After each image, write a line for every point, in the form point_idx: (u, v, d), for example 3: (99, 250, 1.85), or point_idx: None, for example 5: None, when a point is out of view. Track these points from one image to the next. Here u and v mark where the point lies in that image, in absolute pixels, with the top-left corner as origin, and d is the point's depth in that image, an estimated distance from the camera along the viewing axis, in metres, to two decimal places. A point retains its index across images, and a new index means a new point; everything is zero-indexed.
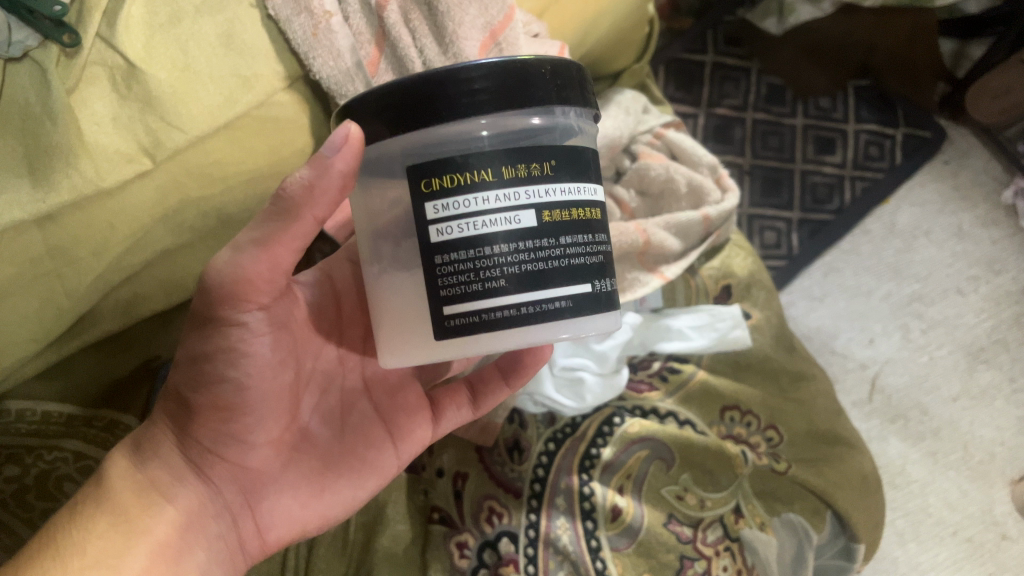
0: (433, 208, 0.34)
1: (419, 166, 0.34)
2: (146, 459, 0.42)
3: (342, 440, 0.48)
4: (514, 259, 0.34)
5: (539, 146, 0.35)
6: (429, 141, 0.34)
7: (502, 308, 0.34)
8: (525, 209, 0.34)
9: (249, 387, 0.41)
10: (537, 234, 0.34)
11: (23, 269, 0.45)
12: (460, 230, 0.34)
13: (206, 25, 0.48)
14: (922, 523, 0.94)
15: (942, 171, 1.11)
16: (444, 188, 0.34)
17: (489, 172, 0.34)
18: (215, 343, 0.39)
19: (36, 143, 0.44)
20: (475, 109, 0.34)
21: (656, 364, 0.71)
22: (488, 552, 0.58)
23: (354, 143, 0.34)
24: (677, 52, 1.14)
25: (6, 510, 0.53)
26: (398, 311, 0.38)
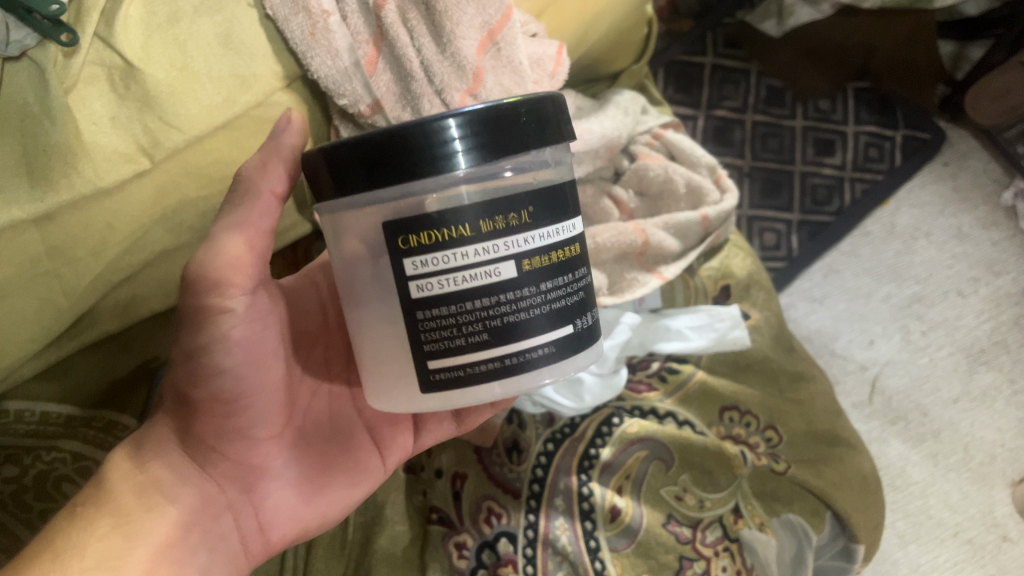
0: (412, 264, 0.33)
1: (394, 221, 0.33)
2: (145, 459, 0.42)
3: (336, 440, 0.48)
4: (496, 312, 0.33)
5: (516, 194, 0.33)
6: (406, 194, 0.33)
7: (485, 361, 0.34)
8: (505, 261, 0.33)
9: (245, 379, 0.42)
10: (518, 285, 0.33)
11: (22, 269, 0.45)
12: (440, 286, 0.33)
13: (204, 25, 0.47)
14: (922, 525, 0.94)
15: (942, 173, 1.11)
16: (421, 245, 0.33)
17: (467, 226, 0.32)
18: (211, 336, 0.40)
19: (35, 143, 0.43)
20: (452, 162, 0.32)
21: (655, 364, 0.71)
22: (487, 552, 0.58)
23: (296, 121, 0.42)
24: (677, 54, 1.14)
25: (7, 511, 0.54)
26: (379, 356, 0.37)
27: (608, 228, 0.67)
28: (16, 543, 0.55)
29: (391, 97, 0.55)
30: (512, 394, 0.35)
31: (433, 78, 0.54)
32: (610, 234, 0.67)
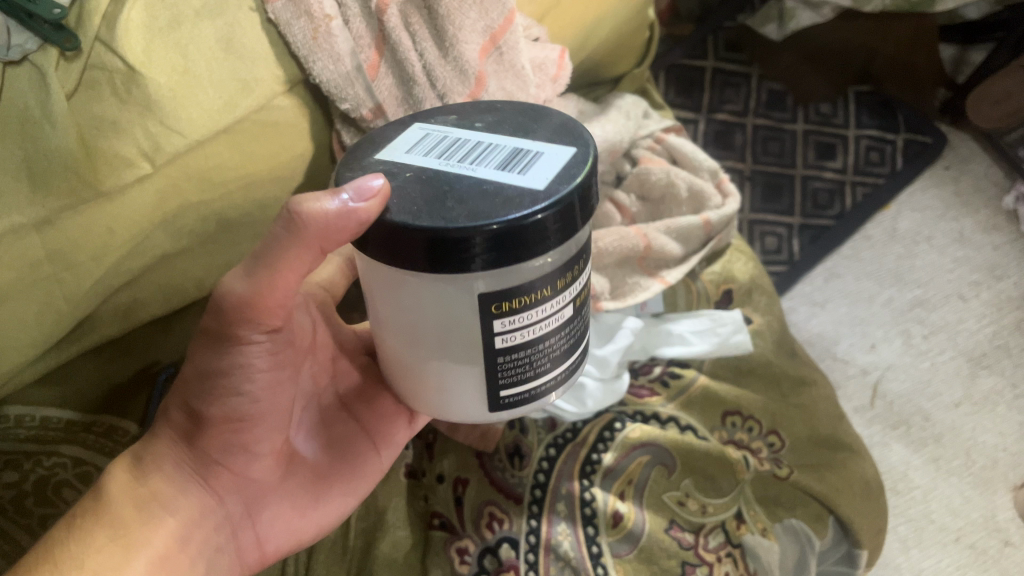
0: (501, 324, 0.33)
1: (489, 293, 0.32)
2: (146, 472, 0.41)
3: (332, 450, 0.49)
4: (558, 345, 0.36)
5: (579, 246, 0.34)
6: (500, 274, 0.32)
7: (545, 383, 0.37)
8: (568, 305, 0.35)
9: (257, 402, 0.41)
10: (572, 320, 0.36)
11: (22, 274, 0.45)
12: (521, 337, 0.34)
13: (206, 29, 0.47)
14: (924, 529, 0.90)
15: (944, 176, 1.12)
16: (512, 309, 0.33)
17: (548, 287, 0.33)
18: (229, 361, 0.39)
19: (36, 148, 0.43)
20: (551, 246, 0.32)
21: (657, 369, 0.70)
22: (489, 558, 0.57)
23: (381, 197, 0.32)
24: (677, 57, 1.16)
25: (6, 517, 0.53)
26: (431, 383, 0.38)
27: (612, 232, 0.67)
28: (15, 549, 0.54)
29: (393, 101, 0.56)
30: (531, 409, 0.39)
31: (435, 81, 0.54)
32: (613, 238, 0.67)
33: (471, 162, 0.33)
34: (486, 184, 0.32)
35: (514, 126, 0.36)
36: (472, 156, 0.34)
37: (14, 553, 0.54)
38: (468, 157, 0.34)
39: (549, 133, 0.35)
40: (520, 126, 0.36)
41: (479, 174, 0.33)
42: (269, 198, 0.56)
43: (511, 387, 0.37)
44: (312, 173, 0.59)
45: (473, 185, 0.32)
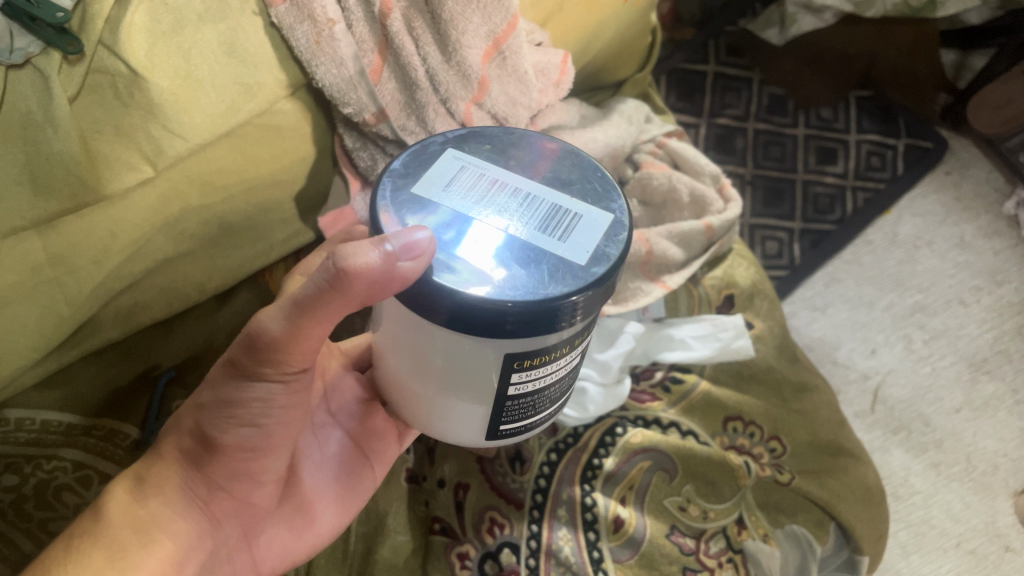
0: (516, 375, 0.35)
1: (514, 354, 0.33)
2: (147, 494, 0.41)
3: (330, 474, 0.49)
4: (560, 388, 0.38)
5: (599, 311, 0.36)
6: (527, 342, 0.33)
7: (542, 419, 0.40)
8: (578, 356, 0.37)
9: (271, 433, 0.41)
10: (576, 367, 0.38)
11: (23, 277, 0.45)
12: (532, 385, 0.36)
13: (208, 34, 0.47)
14: (926, 535, 0.91)
15: (944, 181, 1.12)
16: (530, 365, 0.34)
17: (566, 347, 0.35)
18: (251, 395, 0.39)
19: (38, 152, 0.43)
20: (578, 321, 0.33)
21: (659, 373, 0.70)
22: (489, 563, 0.57)
23: (425, 255, 0.31)
24: (678, 62, 1.16)
25: (6, 521, 0.53)
26: (431, 409, 0.40)
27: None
28: (16, 553, 0.53)
29: (394, 105, 0.56)
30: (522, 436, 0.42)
31: (438, 86, 0.55)
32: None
33: (516, 215, 0.34)
34: (534, 250, 0.33)
35: (548, 176, 0.36)
36: (515, 208, 0.34)
37: (15, 558, 0.53)
38: (511, 208, 0.34)
39: (584, 191, 0.36)
40: (555, 177, 0.36)
41: (527, 235, 0.33)
42: (269, 202, 0.56)
43: (506, 421, 0.39)
44: (312, 176, 0.59)
45: (523, 248, 0.33)
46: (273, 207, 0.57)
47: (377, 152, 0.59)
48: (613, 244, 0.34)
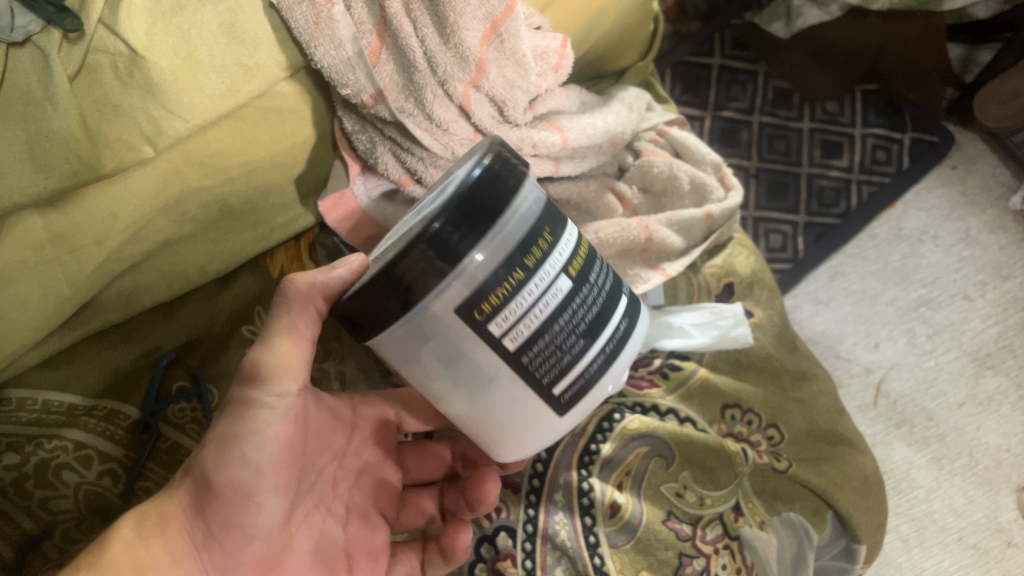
0: (496, 327, 0.35)
1: (462, 309, 0.35)
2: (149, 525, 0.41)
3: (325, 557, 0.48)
4: (586, 309, 0.38)
5: (536, 228, 0.36)
6: (473, 291, 0.35)
7: (589, 364, 0.39)
8: (560, 278, 0.37)
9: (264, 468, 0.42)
10: (575, 292, 0.37)
11: (25, 256, 0.46)
12: (528, 327, 0.36)
13: (208, 14, 0.47)
14: (926, 529, 0.93)
15: (950, 176, 1.11)
16: (492, 309, 0.35)
17: (515, 277, 0.35)
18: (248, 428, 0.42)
19: (37, 129, 0.43)
20: (470, 244, 0.35)
21: (657, 361, 0.70)
22: (486, 546, 0.58)
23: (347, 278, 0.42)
24: (683, 55, 1.16)
25: (7, 499, 0.53)
26: (503, 418, 0.40)
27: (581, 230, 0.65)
28: (16, 530, 0.54)
29: (393, 87, 0.56)
30: (596, 397, 0.41)
31: (436, 68, 0.55)
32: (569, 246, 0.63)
33: (568, 349, 0.38)
34: (598, 369, 0.39)
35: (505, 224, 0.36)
36: (555, 337, 0.37)
37: (15, 536, 0.54)
38: (548, 341, 0.37)
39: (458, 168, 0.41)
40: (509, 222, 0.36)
41: (582, 355, 0.38)
42: (270, 187, 0.57)
43: (552, 375, 0.38)
44: (312, 160, 0.59)
45: (581, 374, 0.39)
46: (273, 190, 0.58)
47: (375, 133, 0.59)
48: (493, 162, 0.36)
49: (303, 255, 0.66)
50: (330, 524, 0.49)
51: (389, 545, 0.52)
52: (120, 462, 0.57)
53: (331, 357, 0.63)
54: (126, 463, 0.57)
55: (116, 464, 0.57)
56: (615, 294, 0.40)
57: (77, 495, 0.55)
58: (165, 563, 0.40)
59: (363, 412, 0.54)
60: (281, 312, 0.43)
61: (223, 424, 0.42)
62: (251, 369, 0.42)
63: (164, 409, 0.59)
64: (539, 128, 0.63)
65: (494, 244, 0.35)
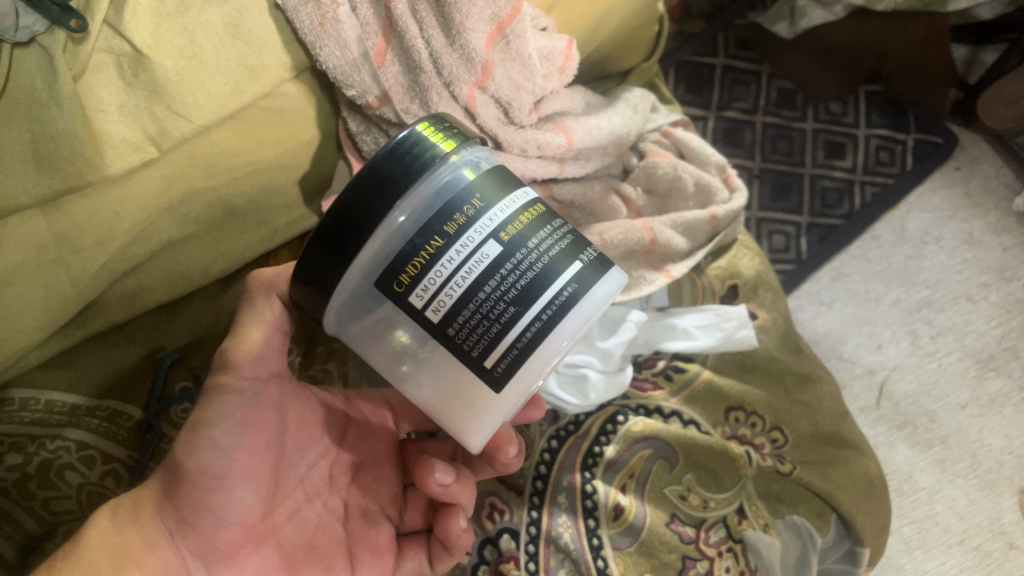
0: (417, 297, 0.35)
1: (383, 278, 0.36)
2: (127, 518, 0.40)
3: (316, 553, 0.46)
4: (517, 273, 0.36)
5: (455, 194, 0.36)
6: (389, 259, 0.36)
7: (526, 330, 0.36)
8: (485, 244, 0.35)
9: (234, 453, 0.42)
10: (504, 256, 0.36)
11: (29, 257, 0.46)
12: (450, 294, 0.35)
13: (213, 15, 0.47)
14: (928, 531, 0.93)
15: (953, 177, 1.11)
16: (411, 278, 0.35)
17: (431, 241, 0.35)
18: (215, 411, 0.42)
19: (41, 130, 0.43)
20: (385, 209, 0.35)
21: (661, 363, 0.70)
22: (489, 549, 0.57)
23: None
24: (687, 55, 1.16)
25: (9, 499, 0.53)
26: (453, 398, 0.38)
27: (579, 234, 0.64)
28: (18, 531, 0.54)
29: (399, 87, 0.55)
30: (544, 369, 0.37)
31: (441, 69, 0.54)
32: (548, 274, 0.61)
33: (497, 317, 0.36)
34: (535, 338, 0.36)
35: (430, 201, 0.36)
36: (481, 306, 0.36)
37: (18, 536, 0.54)
38: (470, 312, 0.35)
39: None
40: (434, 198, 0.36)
41: (514, 324, 0.36)
42: (275, 187, 0.57)
43: (486, 348, 0.36)
44: (316, 160, 0.59)
45: (514, 344, 0.36)
46: (277, 191, 0.58)
47: (380, 135, 0.58)
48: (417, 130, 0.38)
49: None
50: (325, 519, 0.48)
51: (392, 544, 0.51)
52: (123, 462, 0.57)
53: (334, 358, 0.64)
54: (129, 464, 0.57)
55: (119, 464, 0.57)
56: (557, 261, 0.37)
57: (78, 496, 0.55)
58: (145, 552, 0.40)
59: (356, 408, 0.55)
60: (247, 307, 0.45)
61: (195, 411, 0.42)
62: (221, 357, 0.44)
63: (167, 410, 0.59)
64: (544, 129, 0.63)
65: (409, 214, 0.36)
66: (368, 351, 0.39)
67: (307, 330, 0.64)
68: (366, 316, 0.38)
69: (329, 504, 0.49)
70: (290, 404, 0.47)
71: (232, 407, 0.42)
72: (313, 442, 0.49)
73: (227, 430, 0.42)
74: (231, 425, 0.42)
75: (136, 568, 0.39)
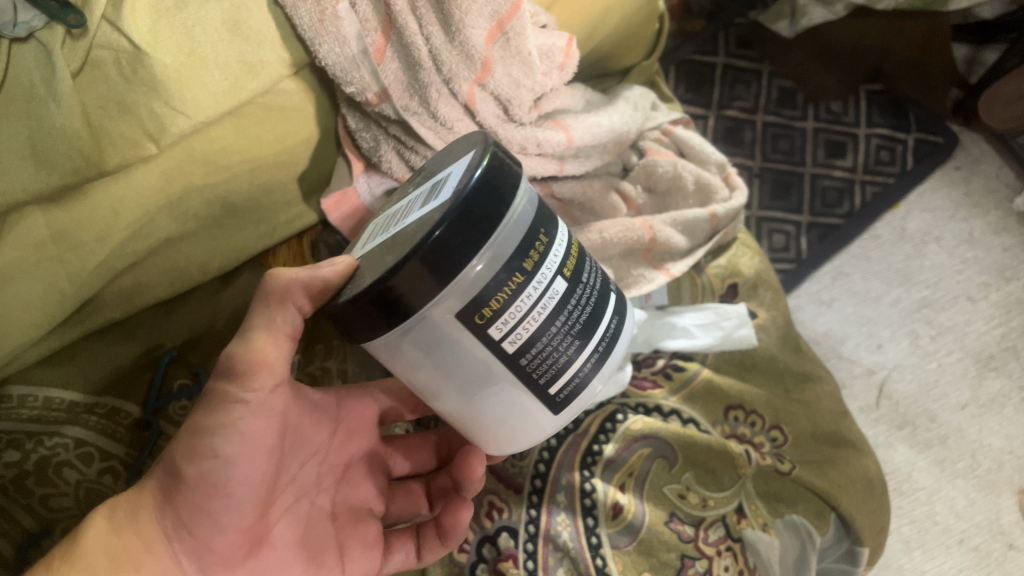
0: (497, 330, 0.36)
1: (467, 313, 0.35)
2: (122, 522, 0.40)
3: (311, 553, 0.47)
4: (577, 308, 0.38)
5: (531, 230, 0.36)
6: (475, 295, 0.35)
7: (581, 363, 0.39)
8: (557, 281, 0.37)
9: (236, 463, 0.41)
10: (569, 293, 0.38)
11: (27, 254, 0.46)
12: (526, 330, 0.36)
13: (212, 11, 0.47)
14: (927, 531, 0.92)
15: (954, 177, 1.11)
16: (494, 314, 0.35)
17: (514, 280, 0.35)
18: (220, 422, 0.41)
19: (40, 126, 0.43)
20: (474, 249, 0.34)
21: (661, 361, 0.70)
22: (488, 547, 0.57)
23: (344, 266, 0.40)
24: (688, 53, 1.16)
25: (7, 497, 0.53)
26: (503, 419, 0.40)
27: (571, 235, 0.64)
28: (16, 528, 0.54)
29: (398, 85, 0.55)
30: (586, 395, 0.41)
31: (441, 67, 0.54)
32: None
33: (563, 351, 0.38)
34: (588, 369, 0.40)
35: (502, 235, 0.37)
36: (552, 340, 0.37)
37: (15, 533, 0.54)
38: (546, 344, 0.37)
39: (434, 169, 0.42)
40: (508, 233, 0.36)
41: (573, 359, 0.39)
42: (273, 184, 0.57)
43: (550, 378, 0.39)
44: (316, 157, 0.60)
45: (572, 376, 0.39)
46: (277, 188, 0.58)
47: (380, 132, 0.59)
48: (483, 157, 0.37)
49: (304, 254, 0.66)
50: (318, 518, 0.49)
51: (382, 537, 0.52)
52: (121, 460, 0.56)
53: (334, 356, 0.63)
54: (127, 461, 0.56)
55: (117, 461, 0.56)
56: (605, 294, 0.40)
57: (77, 493, 0.54)
58: (140, 557, 0.40)
59: (350, 408, 0.54)
60: (260, 308, 0.43)
61: (197, 416, 0.41)
62: (226, 363, 0.41)
63: (165, 407, 0.59)
64: (544, 127, 0.63)
65: (496, 246, 0.35)
66: (418, 375, 0.39)
67: (305, 327, 0.64)
68: (431, 348, 0.37)
69: (318, 502, 0.49)
70: (290, 406, 0.46)
71: (237, 418, 0.41)
72: (309, 441, 0.49)
73: (231, 441, 0.41)
74: (235, 435, 0.41)
75: (132, 571, 0.39)
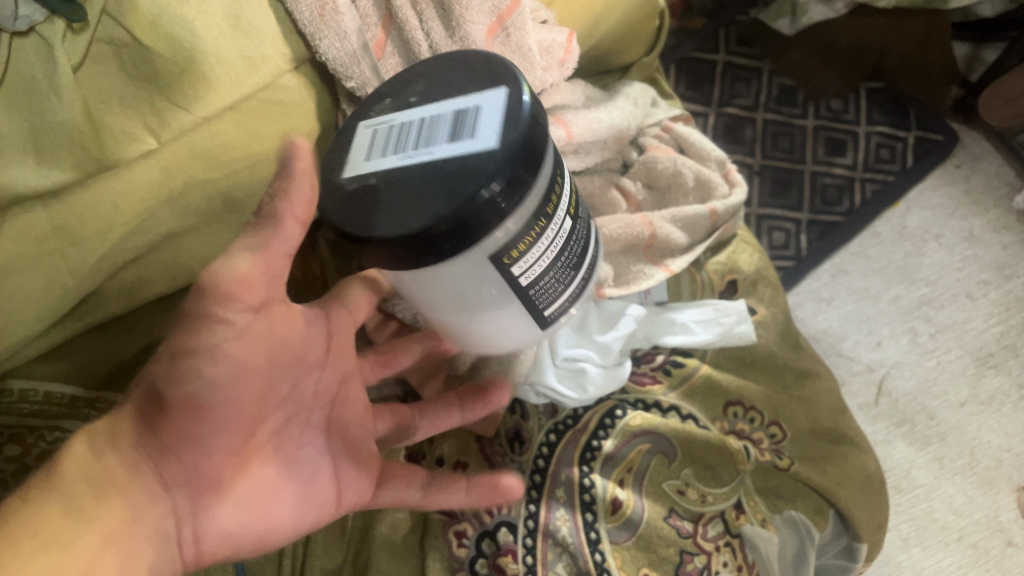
0: (517, 269, 0.40)
1: (496, 258, 0.39)
2: (103, 451, 0.34)
3: (297, 480, 0.43)
4: (575, 240, 0.43)
5: (550, 178, 0.40)
6: (501, 242, 0.38)
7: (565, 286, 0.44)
8: (565, 223, 0.41)
9: (225, 385, 0.36)
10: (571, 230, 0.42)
11: (28, 247, 0.46)
12: (538, 267, 0.41)
13: (213, 6, 0.47)
14: (926, 528, 0.92)
15: (954, 175, 1.11)
16: (519, 253, 0.39)
17: (536, 227, 0.39)
18: (206, 340, 0.35)
19: (42, 119, 0.43)
20: (506, 210, 0.37)
21: (660, 357, 0.69)
22: (487, 542, 0.57)
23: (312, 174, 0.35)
24: (688, 51, 1.16)
25: (8, 490, 0.53)
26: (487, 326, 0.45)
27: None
28: None
29: None
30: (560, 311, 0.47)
31: None
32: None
33: (561, 279, 0.43)
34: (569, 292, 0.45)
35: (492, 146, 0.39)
36: (556, 271, 0.42)
37: None
38: (551, 275, 0.42)
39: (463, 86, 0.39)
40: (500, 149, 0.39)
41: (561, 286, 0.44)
42: None
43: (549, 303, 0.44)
44: (317, 154, 0.59)
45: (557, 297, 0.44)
46: None
47: None
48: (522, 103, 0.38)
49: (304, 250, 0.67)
50: (302, 443, 0.44)
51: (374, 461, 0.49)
52: None
53: None
54: None
55: None
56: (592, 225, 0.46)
57: None
58: (125, 488, 0.34)
59: (343, 327, 0.48)
60: (252, 228, 0.35)
61: (177, 336, 0.35)
62: (205, 284, 0.34)
63: None
64: (545, 123, 0.63)
65: (528, 201, 0.38)
66: (431, 290, 0.42)
67: None
68: (454, 273, 0.40)
69: (305, 425, 0.45)
70: (279, 318, 0.39)
71: (227, 340, 0.35)
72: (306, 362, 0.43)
73: (220, 361, 0.35)
74: (224, 357, 0.36)
75: (117, 504, 0.33)
